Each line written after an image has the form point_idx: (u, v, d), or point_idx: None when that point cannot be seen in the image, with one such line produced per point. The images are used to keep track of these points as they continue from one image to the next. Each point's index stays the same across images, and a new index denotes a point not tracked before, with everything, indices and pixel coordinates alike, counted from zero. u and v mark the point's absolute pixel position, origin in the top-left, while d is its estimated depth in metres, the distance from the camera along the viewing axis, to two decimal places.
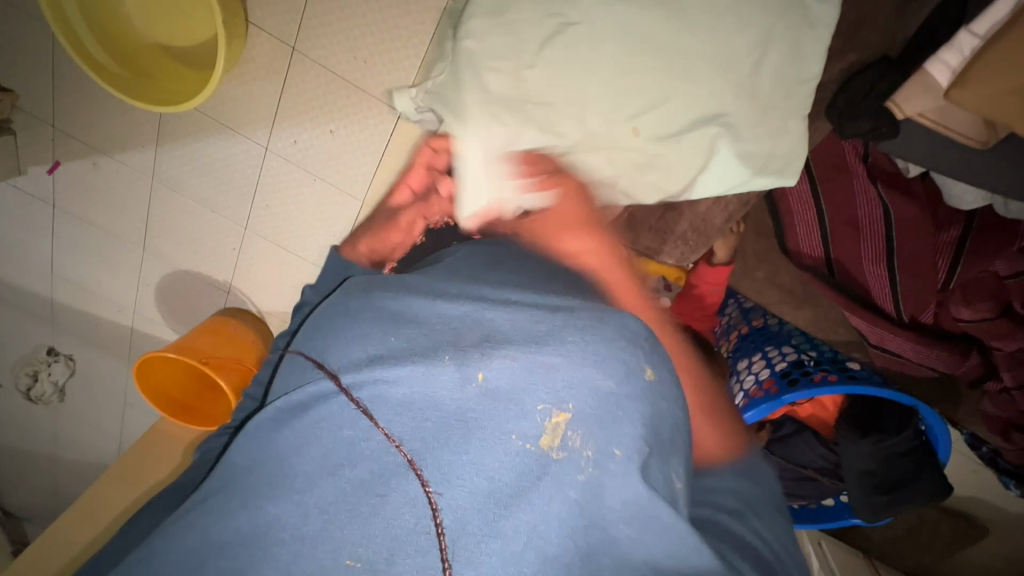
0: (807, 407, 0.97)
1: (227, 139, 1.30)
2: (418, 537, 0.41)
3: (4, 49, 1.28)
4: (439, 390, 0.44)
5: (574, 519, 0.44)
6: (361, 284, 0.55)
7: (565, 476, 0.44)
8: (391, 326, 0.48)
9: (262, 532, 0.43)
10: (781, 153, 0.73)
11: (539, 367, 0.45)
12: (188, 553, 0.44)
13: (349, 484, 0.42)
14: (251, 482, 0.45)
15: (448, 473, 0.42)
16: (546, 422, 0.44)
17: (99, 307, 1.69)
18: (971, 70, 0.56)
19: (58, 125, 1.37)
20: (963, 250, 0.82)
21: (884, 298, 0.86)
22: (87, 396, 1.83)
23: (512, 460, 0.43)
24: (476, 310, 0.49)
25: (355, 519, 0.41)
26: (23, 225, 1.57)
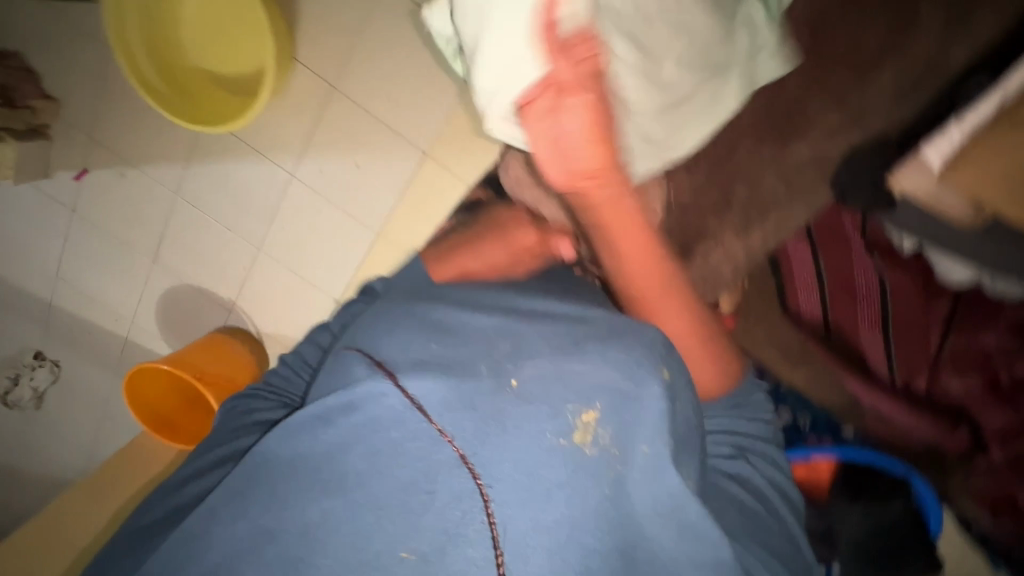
0: (800, 468, 0.94)
1: (255, 163, 1.36)
2: (470, 529, 0.49)
3: (56, 61, 1.35)
4: (482, 395, 0.54)
5: (603, 506, 0.52)
6: (404, 300, 0.66)
7: (595, 465, 0.52)
8: (435, 336, 0.59)
9: (318, 519, 0.51)
10: (787, 219, 0.78)
11: (567, 372, 0.55)
12: (253, 527, 0.53)
13: (403, 481, 0.51)
14: (313, 473, 0.54)
15: (491, 468, 0.51)
16: (577, 421, 0.53)
17: (96, 315, 1.69)
18: (964, 157, 0.63)
19: (94, 135, 1.43)
20: (952, 322, 0.87)
21: (879, 363, 0.90)
22: (64, 405, 1.77)
23: (548, 456, 0.51)
24: (507, 324, 0.60)
25: (413, 509, 0.50)
26: (37, 226, 1.59)
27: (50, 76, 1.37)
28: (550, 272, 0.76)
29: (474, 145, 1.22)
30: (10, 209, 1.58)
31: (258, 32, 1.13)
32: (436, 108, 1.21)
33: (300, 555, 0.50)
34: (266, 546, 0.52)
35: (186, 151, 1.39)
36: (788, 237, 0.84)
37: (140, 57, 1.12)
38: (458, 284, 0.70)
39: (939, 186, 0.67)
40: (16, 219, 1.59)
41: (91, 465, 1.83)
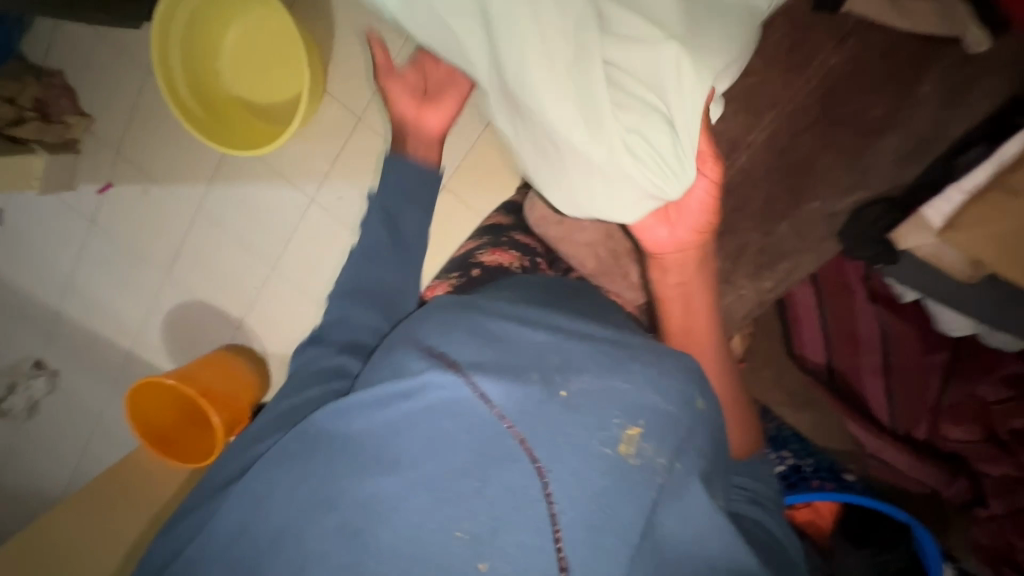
0: (802, 511, 0.95)
1: (277, 186, 1.40)
2: (521, 519, 0.45)
3: (96, 81, 1.42)
4: (528, 401, 0.49)
5: (645, 522, 0.48)
6: (455, 302, 0.59)
7: (642, 480, 0.48)
8: (483, 340, 0.53)
9: (371, 499, 0.48)
10: (795, 266, 0.81)
11: (613, 388, 0.51)
12: (297, 506, 0.50)
13: (452, 469, 0.47)
14: (354, 456, 0.50)
15: (551, 458, 0.47)
16: (622, 433, 0.49)
17: (103, 326, 1.69)
18: (959, 217, 0.67)
19: (122, 151, 1.48)
20: (951, 372, 0.88)
21: (881, 410, 0.93)
22: (57, 416, 1.74)
23: (594, 464, 0.47)
24: (555, 337, 0.55)
25: (459, 498, 0.46)
26: (55, 236, 1.62)
27: (89, 96, 1.44)
28: (574, 286, 0.73)
29: (499, 170, 1.15)
30: (31, 218, 1.62)
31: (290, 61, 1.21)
32: None
33: (349, 531, 0.47)
34: (326, 515, 0.49)
35: (211, 171, 1.43)
36: (796, 283, 0.87)
37: (178, 77, 1.18)
38: (493, 289, 0.67)
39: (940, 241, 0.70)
40: (36, 228, 1.62)
41: (77, 481, 1.78)
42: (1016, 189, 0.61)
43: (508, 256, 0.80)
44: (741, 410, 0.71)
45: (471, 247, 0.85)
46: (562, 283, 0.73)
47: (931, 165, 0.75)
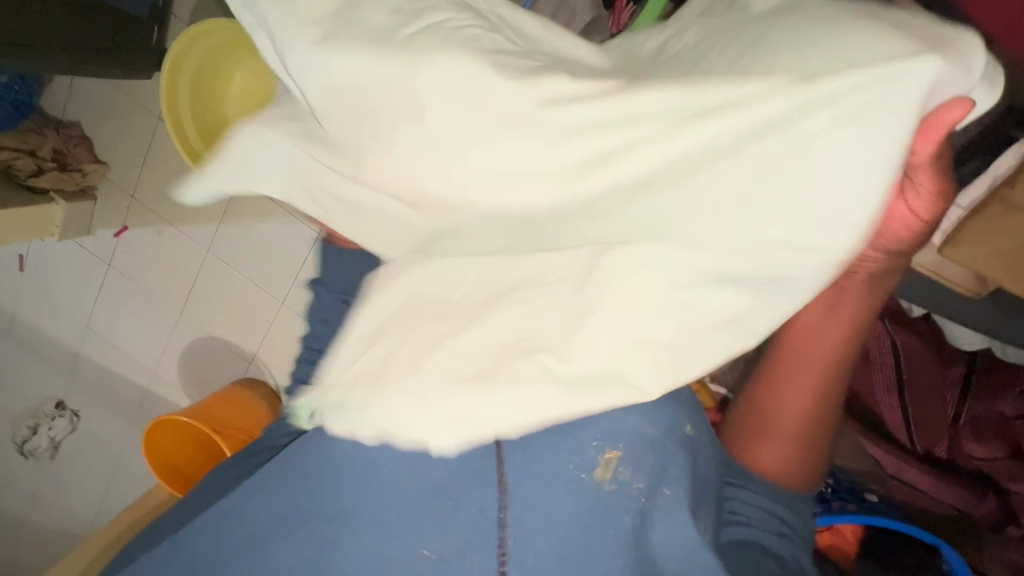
0: (826, 535, 0.91)
1: (285, 223, 1.43)
2: (481, 539, 0.50)
3: (113, 131, 1.49)
4: None
5: (620, 546, 0.50)
6: None
7: (616, 503, 0.50)
8: None
9: (349, 513, 0.53)
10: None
11: (596, 409, 0.51)
12: (284, 512, 0.55)
13: (421, 491, 0.52)
14: (334, 472, 0.54)
15: (523, 478, 0.50)
16: (599, 457, 0.51)
17: (119, 366, 1.71)
18: (960, 233, 0.64)
19: (136, 195, 1.53)
20: (969, 387, 0.86)
21: (898, 429, 0.88)
22: (77, 457, 1.77)
23: (566, 487, 0.51)
24: None
25: (429, 515, 0.51)
26: (75, 279, 1.67)
27: (105, 145, 1.50)
28: None
29: None
30: (50, 263, 1.67)
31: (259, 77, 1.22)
32: None
33: (331, 538, 0.53)
34: (313, 525, 0.54)
35: (221, 211, 1.47)
36: None
37: (183, 112, 1.20)
38: None
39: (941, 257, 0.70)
40: (56, 272, 1.68)
41: (96, 522, 1.78)
42: (1017, 205, 0.59)
43: None
44: (807, 434, 0.67)
45: None
46: None
47: None
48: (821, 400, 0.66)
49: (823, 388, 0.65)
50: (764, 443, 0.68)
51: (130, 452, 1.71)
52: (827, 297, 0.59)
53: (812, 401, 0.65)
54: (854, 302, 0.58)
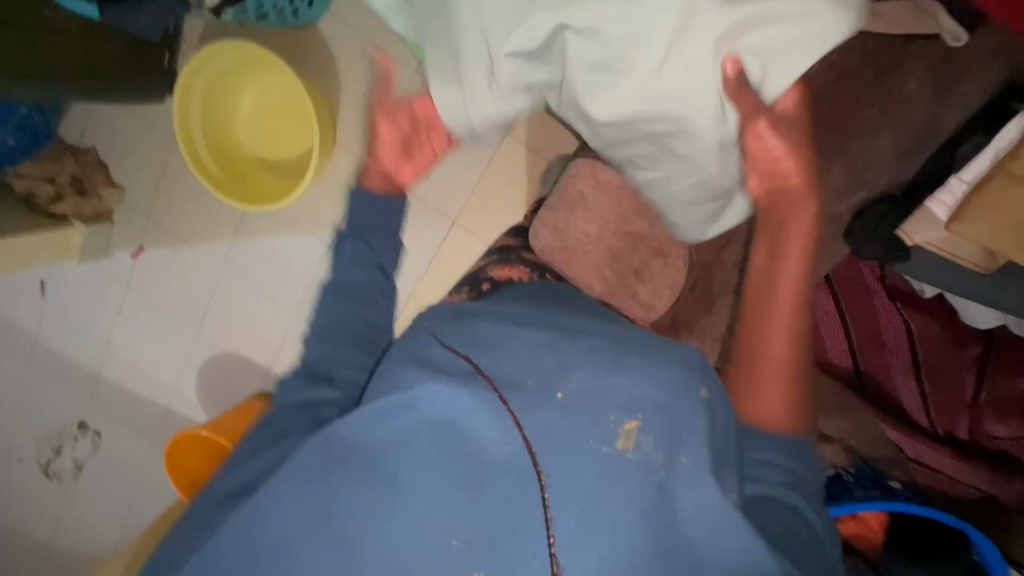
0: (850, 524, 0.88)
1: (297, 236, 1.46)
2: (519, 528, 0.45)
3: (128, 156, 1.53)
4: (524, 401, 0.49)
5: (650, 522, 0.47)
6: (455, 312, 0.63)
7: (642, 477, 0.47)
8: (484, 346, 0.55)
9: (371, 511, 0.49)
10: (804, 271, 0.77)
11: (610, 384, 0.50)
12: (296, 520, 0.51)
13: (448, 477, 0.48)
14: (354, 467, 0.51)
15: (547, 457, 0.46)
16: (619, 429, 0.48)
17: (139, 385, 1.74)
18: (968, 207, 0.64)
19: (151, 217, 1.57)
20: (986, 368, 0.85)
21: (916, 410, 0.90)
22: (99, 477, 1.79)
23: (592, 464, 0.47)
24: (554, 342, 0.56)
25: (457, 508, 0.47)
26: (94, 302, 1.71)
27: (121, 170, 1.55)
28: (568, 292, 0.72)
29: (506, 200, 1.28)
30: (69, 286, 1.71)
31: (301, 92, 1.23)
32: (465, 184, 1.29)
33: (350, 542, 0.49)
34: (324, 529, 0.50)
35: (235, 227, 1.51)
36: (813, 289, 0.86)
37: (197, 136, 1.25)
38: (504, 296, 0.68)
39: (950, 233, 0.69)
40: (75, 296, 1.72)
41: (120, 542, 1.79)
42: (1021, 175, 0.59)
43: (518, 270, 0.77)
44: (793, 377, 0.66)
45: (483, 265, 0.83)
46: (564, 291, 0.72)
47: (930, 157, 0.74)
48: (796, 337, 0.67)
49: (795, 324, 0.66)
50: (759, 387, 0.66)
51: (151, 471, 1.73)
52: (770, 233, 0.66)
53: (787, 341, 0.66)
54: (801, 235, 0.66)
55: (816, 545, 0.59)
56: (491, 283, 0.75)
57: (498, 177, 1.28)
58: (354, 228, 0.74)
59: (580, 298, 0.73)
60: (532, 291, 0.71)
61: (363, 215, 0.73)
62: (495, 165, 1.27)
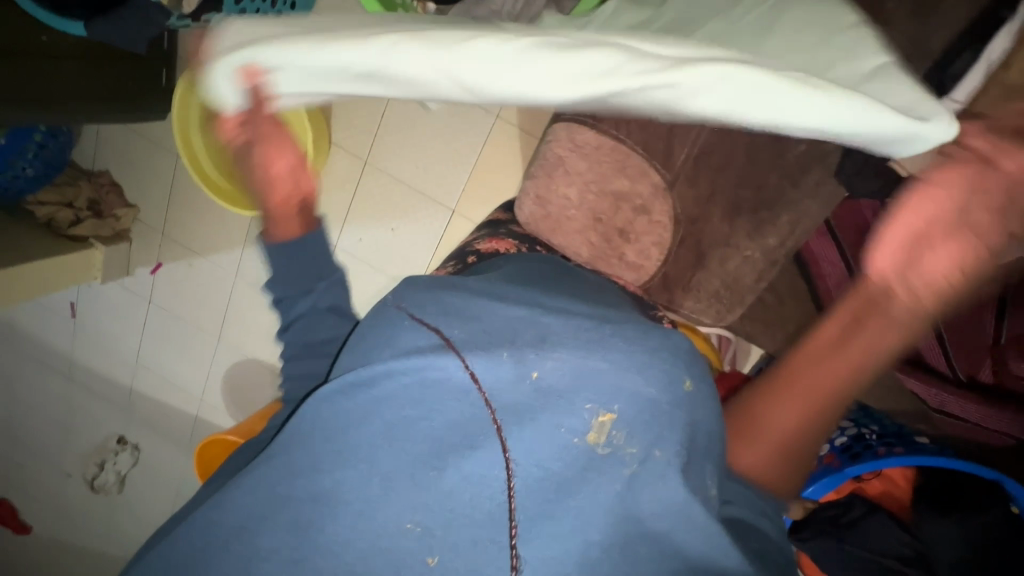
0: (876, 483, 0.88)
1: None
2: (473, 510, 0.45)
3: (142, 175, 1.60)
4: (498, 380, 0.48)
5: (614, 510, 0.47)
6: (427, 281, 0.59)
7: (610, 469, 0.47)
8: (455, 320, 0.53)
9: (329, 491, 0.48)
10: (798, 216, 0.72)
11: (590, 369, 0.49)
12: (252, 506, 0.49)
13: (410, 457, 0.47)
14: (320, 443, 0.50)
15: (516, 445, 0.46)
16: (593, 420, 0.48)
17: (170, 396, 1.80)
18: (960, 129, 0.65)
19: (166, 232, 1.63)
20: (1007, 302, 0.81)
21: (933, 355, 0.85)
22: (141, 488, 1.86)
23: (559, 452, 0.47)
24: (532, 313, 0.55)
25: (416, 488, 0.46)
26: (121, 319, 1.78)
27: (136, 190, 1.62)
28: (535, 263, 0.70)
29: (503, 184, 1.28)
30: (98, 307, 1.78)
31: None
32: (462, 168, 1.29)
33: (302, 526, 0.47)
34: (282, 513, 0.48)
35: (244, 234, 1.54)
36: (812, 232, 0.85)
37: (199, 145, 1.25)
38: (484, 270, 0.67)
39: None
40: (104, 316, 1.79)
41: None
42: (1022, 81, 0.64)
43: (505, 242, 0.77)
44: (794, 452, 0.57)
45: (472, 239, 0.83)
46: (536, 264, 0.70)
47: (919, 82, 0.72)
48: (827, 414, 0.57)
49: (836, 402, 0.56)
50: (760, 444, 0.58)
51: (188, 478, 1.79)
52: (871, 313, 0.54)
53: (810, 417, 0.56)
54: (887, 324, 0.54)
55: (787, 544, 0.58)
56: (477, 255, 0.75)
57: (494, 161, 1.27)
58: (288, 287, 0.62)
59: (562, 265, 0.72)
60: (515, 259, 0.70)
61: (292, 272, 0.62)
62: (490, 148, 1.26)
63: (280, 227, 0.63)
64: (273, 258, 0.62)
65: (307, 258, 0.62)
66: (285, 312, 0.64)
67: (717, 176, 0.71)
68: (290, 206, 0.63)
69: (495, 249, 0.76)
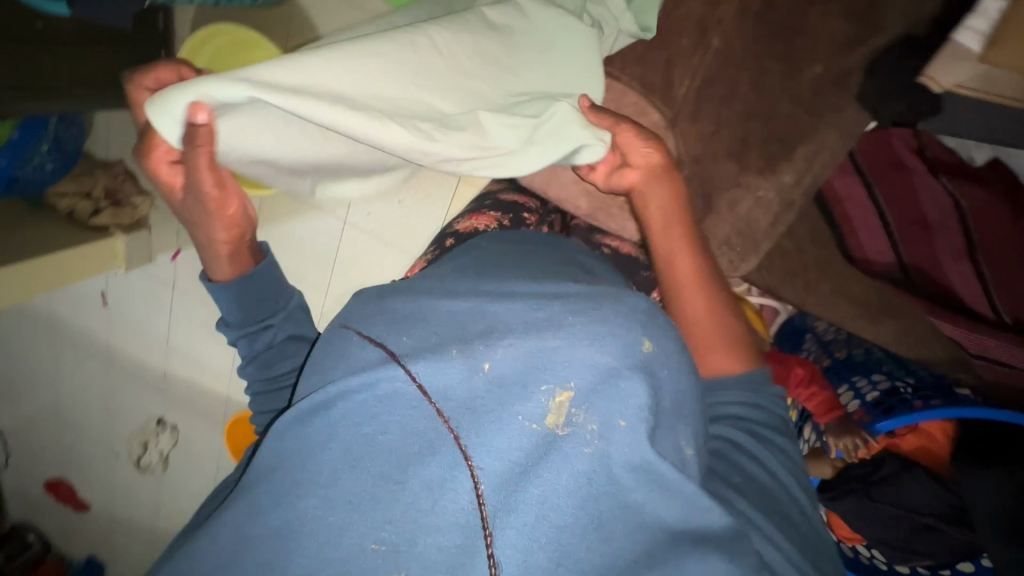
0: (910, 437, 0.84)
1: (311, 216, 1.42)
2: (437, 521, 0.41)
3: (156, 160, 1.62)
4: (448, 381, 0.45)
5: (582, 492, 0.42)
6: (374, 293, 0.57)
7: (572, 451, 0.43)
8: (403, 327, 0.50)
9: (293, 525, 0.43)
10: (817, 148, 0.77)
11: (541, 350, 0.46)
12: (224, 552, 0.45)
13: (369, 476, 0.43)
14: (281, 476, 0.46)
15: (475, 443, 0.42)
16: (550, 402, 0.44)
17: (201, 378, 1.85)
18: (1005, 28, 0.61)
19: None
20: None
21: (974, 297, 0.82)
22: (182, 466, 1.94)
23: (519, 442, 0.43)
24: (478, 304, 0.52)
25: (374, 506, 0.42)
26: (147, 305, 1.83)
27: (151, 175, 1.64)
28: (514, 243, 0.67)
29: None
30: (125, 293, 1.84)
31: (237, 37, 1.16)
32: None
33: (269, 567, 0.43)
34: (251, 554, 0.44)
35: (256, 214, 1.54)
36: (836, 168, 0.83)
37: None
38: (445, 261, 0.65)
39: (980, 68, 0.64)
40: (132, 303, 1.85)
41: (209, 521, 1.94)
42: None
43: (484, 219, 0.80)
44: (726, 321, 0.63)
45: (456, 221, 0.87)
46: (507, 244, 0.67)
47: None
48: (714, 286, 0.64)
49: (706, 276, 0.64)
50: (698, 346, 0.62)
51: (223, 453, 1.85)
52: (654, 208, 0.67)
53: (705, 295, 0.63)
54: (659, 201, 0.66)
55: (798, 504, 0.55)
56: (454, 236, 0.79)
57: None
58: (249, 322, 0.63)
59: (547, 244, 0.69)
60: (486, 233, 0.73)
61: (248, 308, 0.63)
62: None
63: (221, 266, 0.64)
64: (225, 299, 0.63)
65: (261, 294, 0.63)
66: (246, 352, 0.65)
67: (722, 108, 0.79)
68: (235, 245, 0.63)
69: (474, 228, 0.79)
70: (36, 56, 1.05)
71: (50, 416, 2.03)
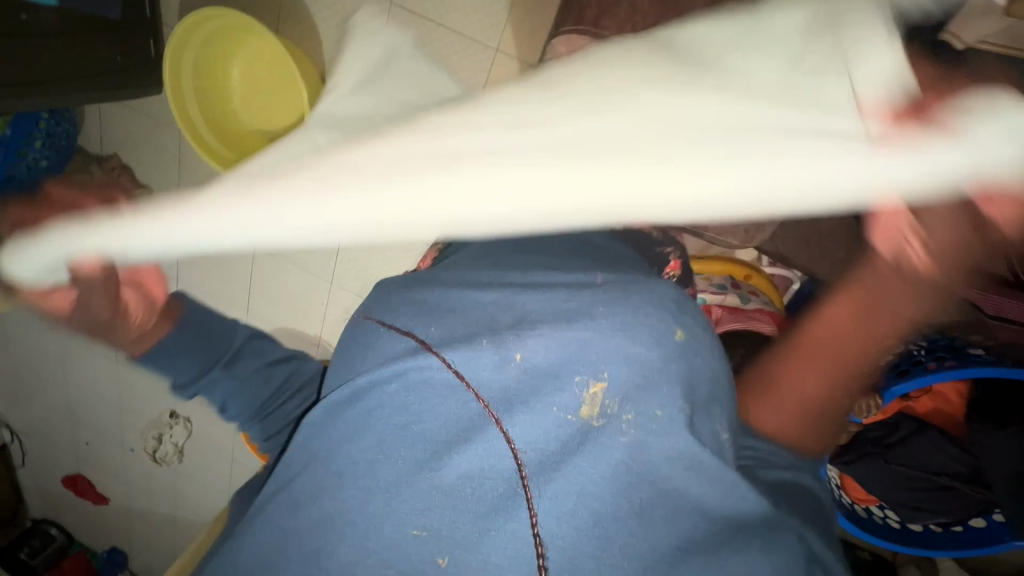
0: (926, 400, 0.86)
1: None
2: (477, 504, 0.45)
3: (151, 151, 1.60)
4: (482, 371, 0.49)
5: (622, 478, 0.46)
6: (401, 282, 0.61)
7: (608, 440, 0.46)
8: (434, 318, 0.54)
9: (335, 513, 0.48)
10: None
11: (574, 342, 0.49)
12: (269, 541, 0.51)
13: (411, 463, 0.47)
14: (323, 467, 0.51)
15: (515, 429, 0.46)
16: (584, 393, 0.48)
17: None
18: None
19: None
20: None
21: None
22: (198, 458, 1.96)
23: (557, 431, 0.47)
24: (507, 296, 0.54)
25: (411, 490, 0.46)
26: None
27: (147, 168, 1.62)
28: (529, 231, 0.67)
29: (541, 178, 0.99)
30: None
31: (226, 37, 1.16)
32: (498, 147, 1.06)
33: (313, 555, 0.47)
34: (299, 547, 0.49)
35: None
36: None
37: (192, 114, 1.13)
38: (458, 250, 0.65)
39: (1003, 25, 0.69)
40: None
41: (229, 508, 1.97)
42: None
43: None
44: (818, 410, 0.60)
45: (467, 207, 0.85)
46: None
47: None
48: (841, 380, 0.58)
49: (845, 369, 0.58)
50: (775, 399, 0.61)
51: (238, 444, 1.85)
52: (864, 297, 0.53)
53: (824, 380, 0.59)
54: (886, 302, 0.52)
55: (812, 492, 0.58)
56: None
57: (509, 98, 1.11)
58: (199, 376, 0.65)
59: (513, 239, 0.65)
60: None
61: (189, 368, 0.64)
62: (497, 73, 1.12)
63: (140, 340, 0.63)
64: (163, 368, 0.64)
65: (203, 344, 0.65)
66: (211, 396, 0.68)
67: None
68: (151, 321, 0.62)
69: None
70: (22, 52, 1.04)
71: (63, 413, 2.04)
